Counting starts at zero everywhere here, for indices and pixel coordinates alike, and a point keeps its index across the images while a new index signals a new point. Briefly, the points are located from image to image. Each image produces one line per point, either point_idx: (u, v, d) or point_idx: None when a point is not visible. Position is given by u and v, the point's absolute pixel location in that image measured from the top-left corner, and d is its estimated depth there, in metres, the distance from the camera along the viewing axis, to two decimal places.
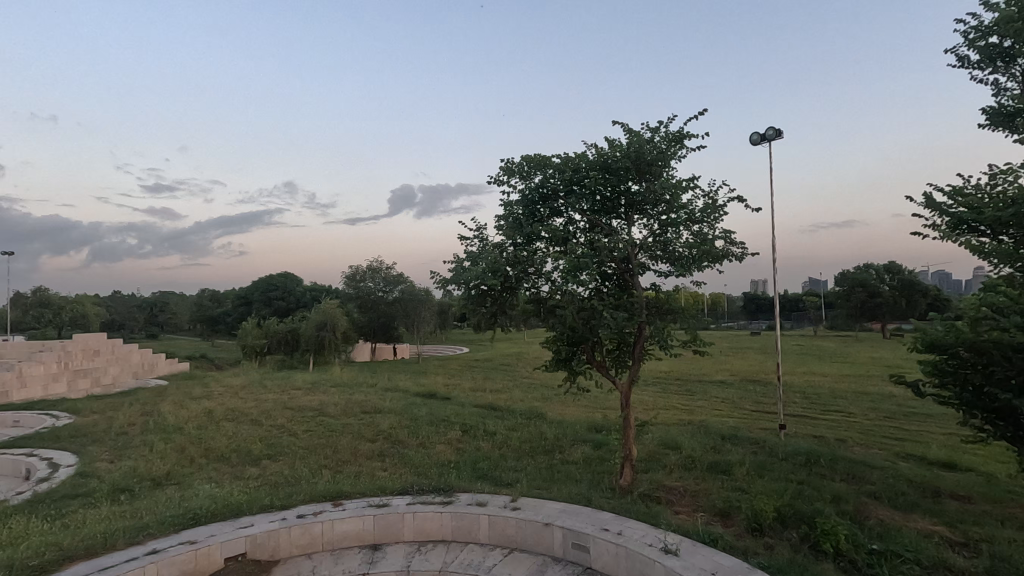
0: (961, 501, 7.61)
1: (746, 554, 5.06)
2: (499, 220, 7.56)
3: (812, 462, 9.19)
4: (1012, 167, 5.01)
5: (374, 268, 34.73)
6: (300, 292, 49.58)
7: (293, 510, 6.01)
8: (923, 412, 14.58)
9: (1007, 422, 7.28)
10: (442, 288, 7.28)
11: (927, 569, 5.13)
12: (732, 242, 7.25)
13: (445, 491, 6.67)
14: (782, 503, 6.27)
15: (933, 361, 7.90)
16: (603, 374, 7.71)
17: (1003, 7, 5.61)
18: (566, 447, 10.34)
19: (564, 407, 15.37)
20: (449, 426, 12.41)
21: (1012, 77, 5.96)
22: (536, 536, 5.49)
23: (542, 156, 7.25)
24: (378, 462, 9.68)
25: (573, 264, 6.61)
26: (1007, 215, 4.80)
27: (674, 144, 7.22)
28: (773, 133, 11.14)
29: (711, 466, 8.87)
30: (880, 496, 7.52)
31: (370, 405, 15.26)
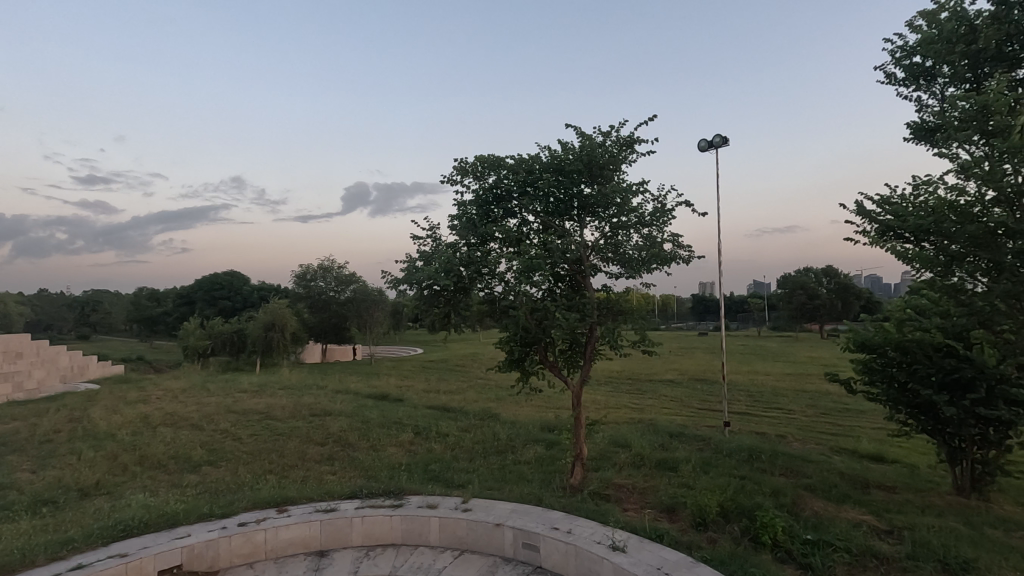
0: (887, 491, 8.11)
1: (690, 549, 5.22)
2: (453, 220, 7.55)
3: (754, 458, 9.57)
4: (932, 180, 5.33)
5: (326, 267, 34.01)
6: (247, 291, 47.72)
7: (234, 519, 5.77)
8: (854, 408, 15.49)
9: (927, 416, 7.75)
10: (394, 288, 7.20)
11: (856, 557, 5.44)
12: (679, 245, 7.46)
13: (395, 495, 6.56)
14: (725, 498, 6.50)
15: (864, 360, 8.38)
16: (555, 373, 7.75)
17: (924, 28, 5.98)
18: (518, 447, 10.38)
19: (517, 407, 15.46)
20: (401, 428, 12.25)
21: (933, 95, 6.37)
22: (487, 538, 5.48)
23: (495, 156, 7.27)
24: (326, 466, 9.43)
25: (527, 265, 6.65)
26: (929, 223, 5.09)
27: (625, 149, 7.38)
28: (719, 141, 11.54)
29: (659, 463, 9.12)
30: (816, 489, 7.91)
31: (319, 408, 14.86)
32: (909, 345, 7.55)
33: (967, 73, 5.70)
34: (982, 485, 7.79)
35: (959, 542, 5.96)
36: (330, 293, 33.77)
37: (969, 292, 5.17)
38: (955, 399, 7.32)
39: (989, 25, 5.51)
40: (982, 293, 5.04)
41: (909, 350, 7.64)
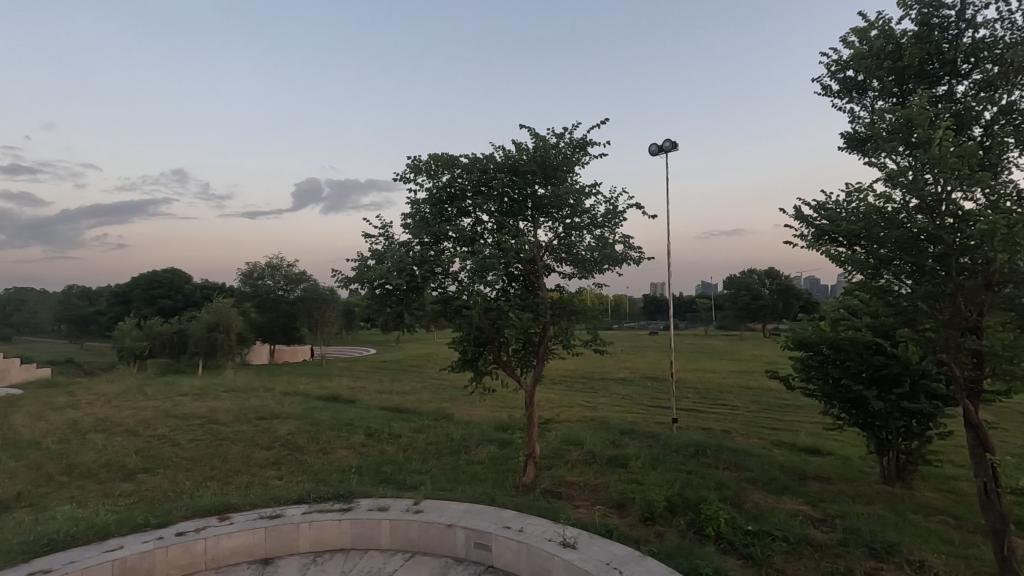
0: (822, 481, 8.55)
1: (638, 543, 5.36)
2: (405, 219, 7.52)
3: (700, 453, 9.89)
4: (863, 187, 5.46)
5: (274, 265, 32.91)
6: (189, 289, 45.46)
7: (171, 528, 5.50)
8: (794, 404, 16.26)
9: (859, 410, 8.22)
10: (345, 287, 7.11)
11: (793, 545, 5.72)
12: (630, 246, 7.65)
13: (344, 499, 6.43)
14: (673, 493, 6.70)
15: (802, 358, 8.82)
16: (509, 373, 7.78)
17: (855, 45, 6.32)
18: (472, 448, 10.34)
19: (472, 407, 15.44)
20: (353, 430, 12.00)
21: (864, 107, 6.71)
22: (439, 539, 5.44)
23: (449, 156, 7.25)
24: (273, 470, 9.13)
25: (480, 265, 6.68)
26: (861, 228, 5.34)
27: (578, 150, 7.47)
28: (669, 146, 11.86)
29: (610, 460, 9.30)
30: (757, 482, 8.25)
31: (267, 411, 14.39)
32: (842, 343, 7.99)
33: (893, 88, 6.07)
34: (907, 473, 8.33)
35: (886, 528, 6.35)
36: (279, 292, 32.65)
37: (895, 293, 5.54)
38: (883, 393, 7.80)
39: (913, 43, 5.90)
40: (907, 294, 5.44)
41: (842, 348, 8.08)
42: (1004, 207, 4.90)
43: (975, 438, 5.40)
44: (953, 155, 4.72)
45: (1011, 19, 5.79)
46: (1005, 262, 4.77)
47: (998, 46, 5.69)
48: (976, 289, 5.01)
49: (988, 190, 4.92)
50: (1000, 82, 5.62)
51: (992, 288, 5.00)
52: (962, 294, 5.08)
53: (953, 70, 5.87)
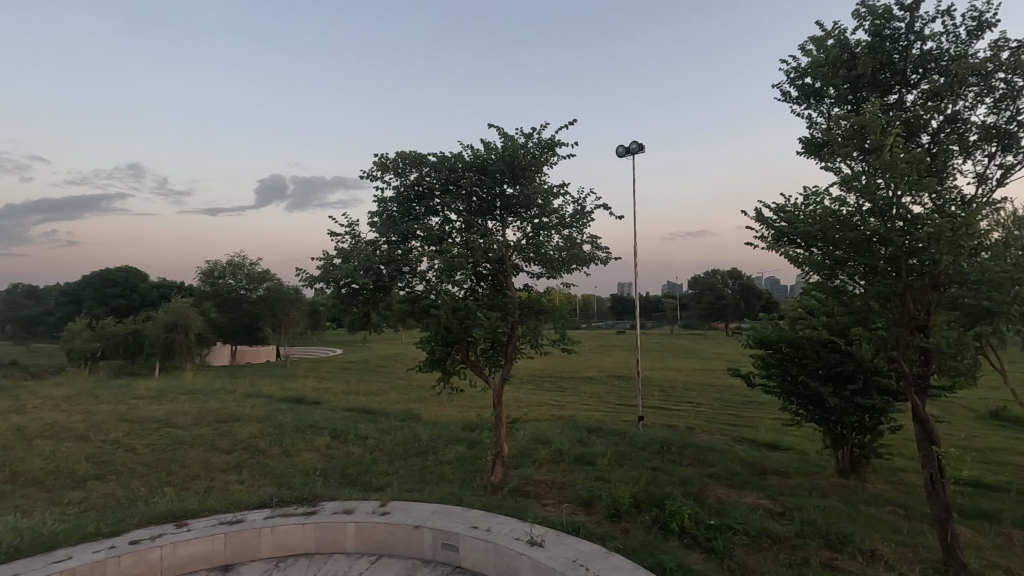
0: (781, 475, 8.83)
1: (604, 540, 5.42)
2: (373, 217, 7.43)
3: (665, 450, 10.07)
4: (819, 190, 5.65)
5: (236, 263, 31.90)
6: (145, 288, 43.72)
7: (125, 537, 5.29)
8: (755, 400, 16.73)
9: (815, 406, 8.52)
10: (310, 286, 6.98)
11: (753, 538, 5.89)
12: (597, 246, 7.75)
13: (309, 502, 6.30)
14: (638, 489, 6.80)
15: (763, 355, 9.09)
16: (477, 372, 7.76)
17: (813, 53, 6.53)
18: (440, 448, 10.27)
19: (440, 407, 15.34)
20: (317, 432, 11.76)
21: (821, 113, 6.95)
22: (406, 540, 5.40)
23: (417, 154, 7.19)
24: (234, 474, 8.87)
25: (448, 265, 6.66)
26: (817, 230, 5.53)
27: (546, 151, 7.50)
28: (636, 147, 12.03)
29: (577, 458, 9.38)
30: (719, 477, 8.46)
31: (227, 413, 13.98)
32: (800, 342, 8.27)
33: (848, 95, 6.30)
34: (860, 466, 8.66)
35: (840, 520, 6.60)
36: (241, 292, 31.72)
37: (849, 293, 5.76)
38: (838, 389, 8.11)
39: (867, 53, 6.14)
40: (859, 294, 5.67)
41: (800, 346, 8.36)
42: (949, 211, 5.15)
43: (922, 432, 5.67)
44: (902, 162, 4.94)
45: (956, 33, 6.09)
46: (950, 264, 5.03)
47: (944, 58, 5.98)
48: (923, 289, 5.26)
49: (934, 195, 5.17)
50: (946, 92, 5.90)
51: (938, 288, 5.26)
52: (911, 295, 5.33)
53: (903, 80, 6.14)
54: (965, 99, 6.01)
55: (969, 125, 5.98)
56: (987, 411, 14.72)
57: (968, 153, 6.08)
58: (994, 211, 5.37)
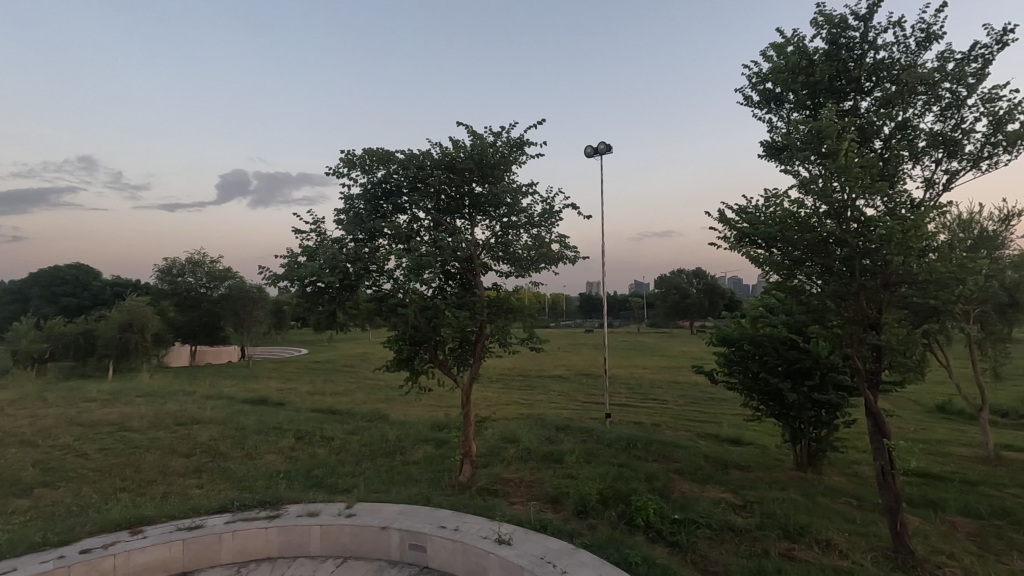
0: (742, 469, 9.08)
1: (571, 536, 5.48)
2: (339, 214, 7.32)
3: (631, 446, 10.23)
4: (779, 193, 5.83)
5: (196, 261, 31.02)
6: (97, 287, 41.57)
7: (76, 546, 5.07)
8: (718, 397, 17.16)
9: (775, 402, 8.79)
10: (274, 284, 6.84)
11: (715, 531, 6.05)
12: (566, 245, 7.81)
13: (272, 505, 6.16)
14: (605, 486, 6.89)
15: (725, 353, 9.33)
16: (445, 372, 7.72)
17: (774, 59, 6.73)
18: (408, 448, 10.19)
19: (408, 407, 15.21)
20: (281, 434, 11.51)
21: (781, 118, 7.16)
22: (373, 542, 5.33)
23: (384, 151, 7.11)
24: (193, 479, 8.60)
25: (416, 263, 6.60)
26: (777, 231, 5.68)
27: (515, 150, 7.52)
28: (604, 148, 12.17)
29: (545, 456, 9.44)
30: (684, 472, 8.65)
31: (186, 416, 13.54)
32: (760, 339, 8.53)
33: (806, 101, 6.52)
34: (817, 460, 8.96)
35: (798, 511, 6.83)
36: (201, 291, 30.89)
37: (807, 293, 5.95)
38: (796, 385, 8.39)
39: (823, 61, 6.37)
40: (817, 294, 5.87)
41: (761, 343, 8.61)
42: (900, 213, 5.38)
43: (874, 426, 5.91)
44: (856, 166, 5.15)
45: (906, 44, 6.37)
46: (900, 265, 5.25)
47: (895, 68, 6.25)
48: (875, 289, 5.49)
49: (886, 198, 5.39)
50: (897, 100, 6.17)
51: (889, 288, 5.49)
52: (864, 294, 5.55)
53: (858, 87, 6.38)
54: (914, 107, 6.30)
55: (918, 132, 6.26)
56: (933, 405, 15.46)
57: (916, 158, 6.37)
58: (941, 214, 5.64)
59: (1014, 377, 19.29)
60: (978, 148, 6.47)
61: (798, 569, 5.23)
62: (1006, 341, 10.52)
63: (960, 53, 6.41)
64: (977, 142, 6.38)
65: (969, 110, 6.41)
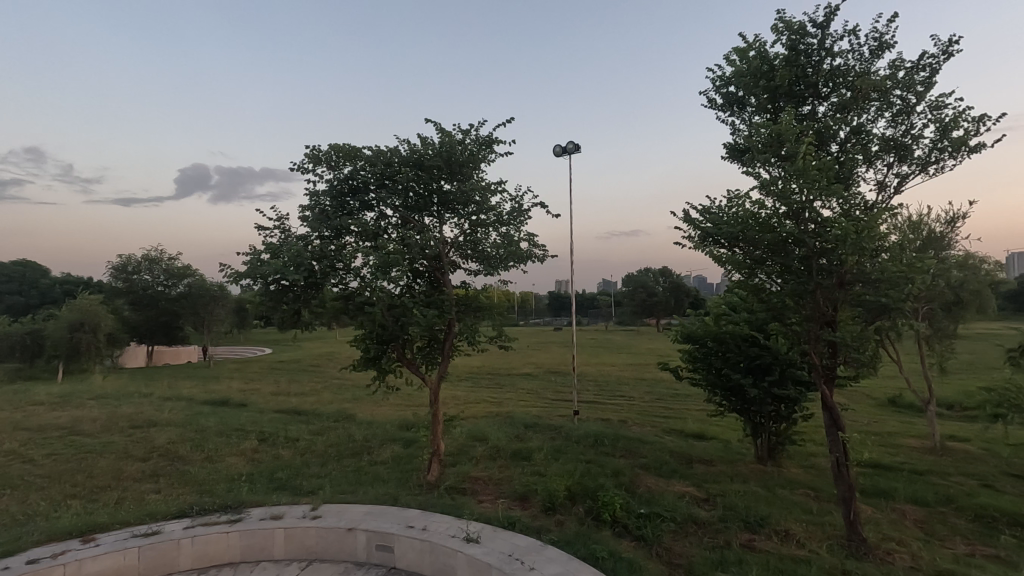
0: (706, 464, 9.30)
1: (539, 533, 5.52)
2: (304, 211, 7.18)
3: (599, 443, 10.36)
4: (741, 194, 5.98)
5: (153, 258, 29.72)
6: (46, 286, 39.93)
7: (22, 557, 4.83)
8: (683, 393, 17.53)
9: (737, 397, 9.03)
10: (236, 282, 6.66)
11: (680, 524, 6.18)
12: (534, 244, 7.84)
13: (233, 509, 6.00)
14: (573, 482, 6.96)
15: (690, 350, 9.53)
16: (413, 370, 7.65)
17: (736, 63, 6.91)
18: (375, 448, 10.06)
19: (375, 406, 15.03)
20: (243, 436, 11.21)
21: (743, 121, 7.34)
22: (339, 544, 5.26)
23: (351, 147, 7.00)
24: (150, 483, 8.30)
25: (383, 261, 6.53)
26: (739, 231, 5.83)
27: (484, 148, 7.50)
28: (573, 147, 12.26)
29: (514, 454, 9.47)
30: (650, 467, 8.80)
31: (142, 418, 13.04)
32: (723, 336, 8.74)
33: (767, 104, 6.70)
34: (776, 453, 9.24)
35: (758, 503, 7.04)
36: (159, 289, 29.68)
37: (767, 291, 6.13)
38: (757, 381, 8.64)
39: (784, 66, 6.56)
40: (776, 292, 6.05)
41: (723, 341, 8.84)
42: (854, 215, 5.60)
43: (830, 419, 6.13)
44: (814, 168, 5.33)
45: (860, 52, 6.63)
46: (854, 264, 5.47)
47: (850, 74, 6.48)
48: (831, 287, 5.70)
49: (841, 200, 5.59)
50: (852, 106, 6.41)
51: (844, 286, 5.70)
52: (821, 292, 5.75)
53: (815, 93, 6.60)
54: (868, 112, 6.55)
55: (871, 136, 6.52)
56: (885, 399, 16.16)
57: (870, 162, 6.63)
58: (892, 216, 5.88)
59: (959, 372, 20.36)
60: (926, 153, 6.78)
61: (759, 559, 5.40)
62: (951, 337, 11.07)
63: (911, 62, 6.70)
64: (925, 147, 6.69)
65: (918, 117, 6.71)
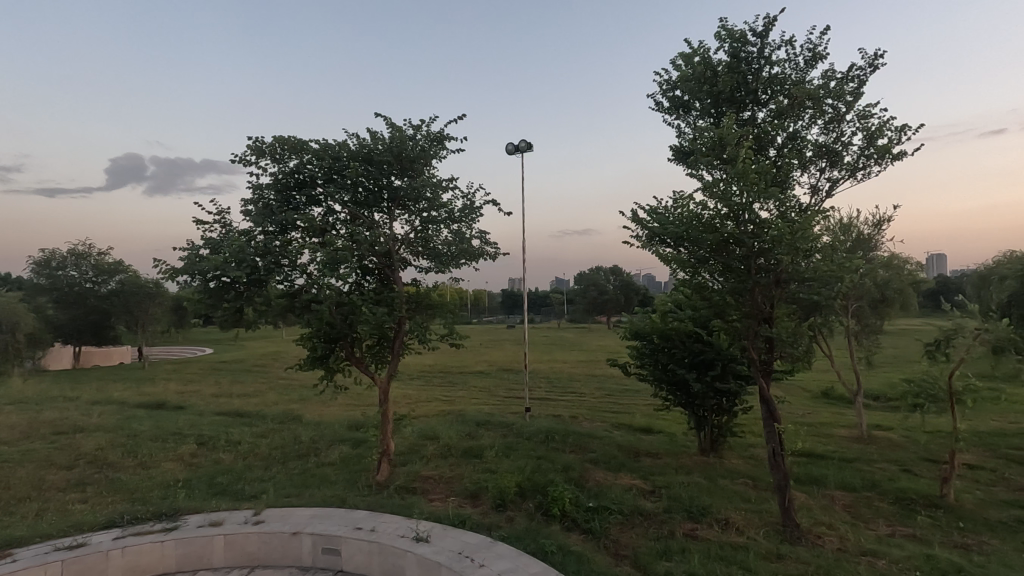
0: (652, 456, 9.59)
1: (489, 530, 5.53)
2: (247, 205, 6.94)
3: (550, 439, 10.47)
4: (686, 196, 6.17)
5: (79, 252, 27.93)
6: None
7: None
8: (632, 388, 17.97)
9: (682, 392, 9.35)
10: (172, 278, 6.37)
11: (626, 515, 6.34)
12: (486, 241, 7.85)
13: (168, 517, 5.72)
14: (523, 479, 7.01)
15: (637, 346, 9.80)
16: (362, 369, 7.52)
17: (682, 68, 7.14)
18: (322, 449, 9.81)
19: (323, 406, 14.66)
20: (181, 440, 10.68)
21: (688, 124, 7.58)
22: (282, 549, 5.10)
23: (297, 139, 6.80)
24: (75, 493, 7.79)
25: (331, 258, 6.38)
26: (683, 231, 6.01)
27: (435, 144, 7.43)
28: (525, 146, 12.33)
29: (465, 452, 9.45)
30: (598, 461, 8.98)
31: (68, 424, 12.21)
32: (669, 333, 9.04)
33: (711, 109, 6.96)
34: (718, 445, 9.60)
35: (701, 494, 7.31)
36: (87, 286, 27.85)
37: (709, 289, 6.38)
38: (701, 375, 8.98)
39: (726, 72, 6.83)
40: (718, 290, 6.29)
41: (669, 337, 9.13)
42: (790, 216, 5.88)
43: (767, 411, 6.44)
44: (752, 171, 5.57)
45: (796, 62, 6.97)
46: (789, 263, 5.76)
47: (787, 83, 6.81)
48: (768, 286, 5.97)
49: (778, 202, 5.87)
50: (789, 113, 6.74)
51: (780, 284, 5.99)
52: (759, 290, 6.02)
53: (755, 99, 6.89)
54: (804, 119, 6.89)
55: (806, 142, 6.87)
56: (818, 391, 17.08)
57: (804, 167, 6.99)
58: (824, 218, 6.21)
59: (884, 365, 21.79)
60: (855, 159, 7.20)
61: (701, 547, 5.60)
62: (877, 333, 11.82)
63: (841, 73, 7.10)
64: (854, 154, 7.10)
65: (848, 125, 7.12)
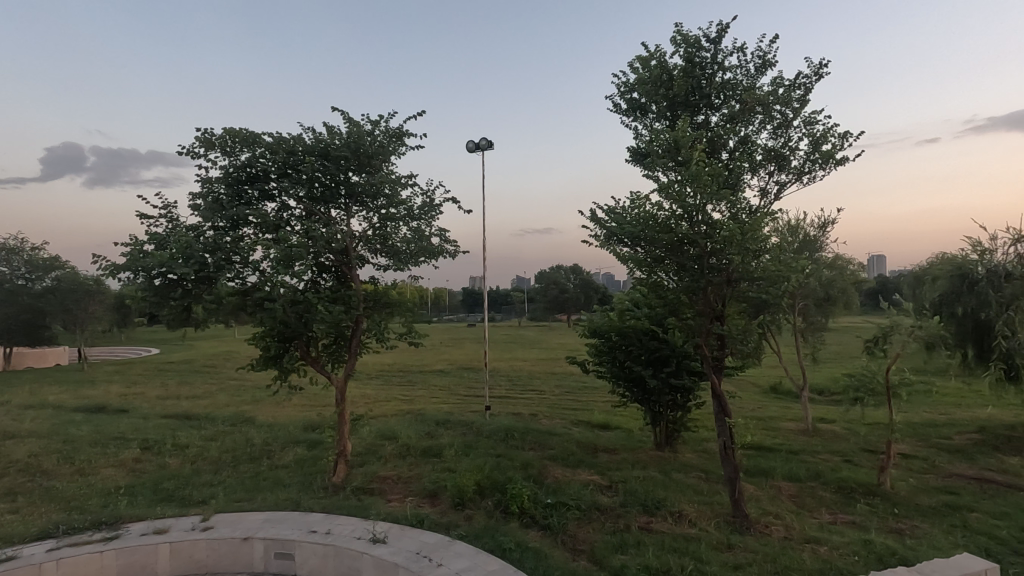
0: (610, 452, 9.75)
1: (447, 529, 5.51)
2: (196, 199, 6.67)
3: (509, 437, 10.50)
4: (642, 196, 6.28)
5: (11, 247, 26.22)
6: None
7: None
8: (591, 386, 18.23)
9: (638, 388, 9.54)
10: (114, 275, 6.07)
11: (584, 510, 6.44)
12: (446, 239, 7.80)
13: (108, 526, 5.44)
14: (482, 477, 7.00)
15: (596, 344, 9.95)
16: (318, 369, 7.34)
17: (639, 71, 7.28)
18: (276, 452, 9.54)
19: (277, 408, 14.23)
20: (123, 445, 10.17)
21: (645, 126, 7.71)
22: (232, 555, 4.93)
23: (249, 132, 6.58)
24: (5, 503, 7.30)
25: (285, 255, 6.20)
26: (639, 231, 6.12)
27: (394, 140, 7.33)
28: (485, 144, 12.30)
29: (424, 451, 9.37)
30: (557, 458, 9.06)
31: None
32: (626, 331, 9.22)
33: (666, 112, 7.13)
34: (673, 439, 9.85)
35: (656, 487, 7.49)
36: (19, 283, 26.17)
37: (664, 288, 6.53)
38: (656, 372, 9.20)
39: (681, 76, 7.00)
40: (672, 288, 6.45)
41: (627, 335, 9.31)
42: (741, 218, 6.08)
43: (719, 406, 6.65)
44: (705, 173, 5.74)
45: (746, 68, 7.23)
46: (740, 263, 5.95)
47: (738, 88, 7.04)
48: (720, 284, 6.16)
49: (730, 204, 6.05)
50: (740, 117, 6.98)
51: (732, 284, 6.19)
52: (712, 289, 6.20)
53: (708, 103, 7.10)
54: (753, 124, 7.14)
55: (755, 146, 7.12)
56: (767, 386, 17.76)
57: (755, 170, 7.25)
58: (773, 220, 6.46)
59: (829, 361, 22.83)
60: (801, 164, 7.52)
61: (655, 539, 5.74)
62: (821, 330, 12.38)
63: (788, 81, 7.40)
64: (801, 158, 7.42)
65: (795, 131, 7.43)
